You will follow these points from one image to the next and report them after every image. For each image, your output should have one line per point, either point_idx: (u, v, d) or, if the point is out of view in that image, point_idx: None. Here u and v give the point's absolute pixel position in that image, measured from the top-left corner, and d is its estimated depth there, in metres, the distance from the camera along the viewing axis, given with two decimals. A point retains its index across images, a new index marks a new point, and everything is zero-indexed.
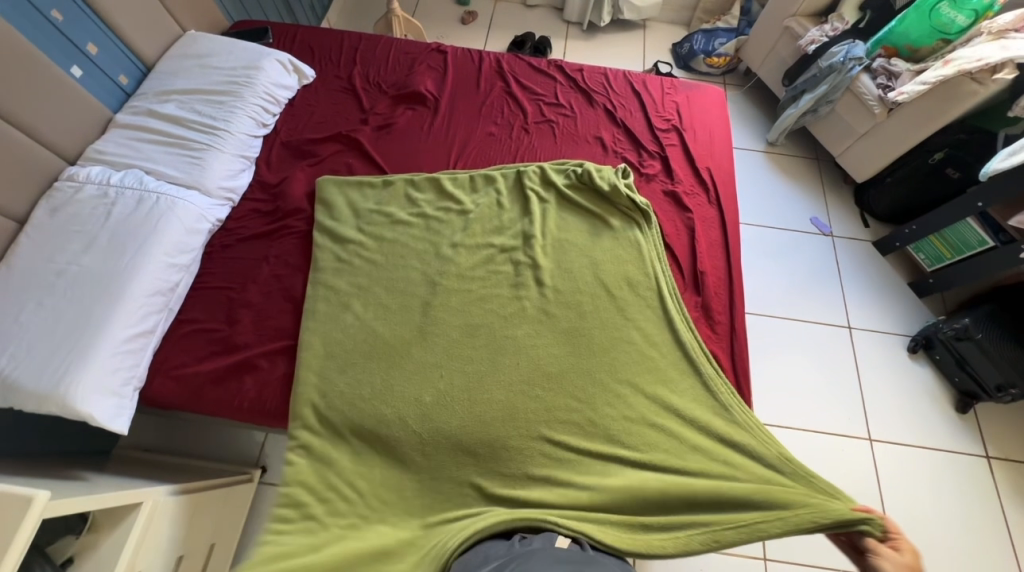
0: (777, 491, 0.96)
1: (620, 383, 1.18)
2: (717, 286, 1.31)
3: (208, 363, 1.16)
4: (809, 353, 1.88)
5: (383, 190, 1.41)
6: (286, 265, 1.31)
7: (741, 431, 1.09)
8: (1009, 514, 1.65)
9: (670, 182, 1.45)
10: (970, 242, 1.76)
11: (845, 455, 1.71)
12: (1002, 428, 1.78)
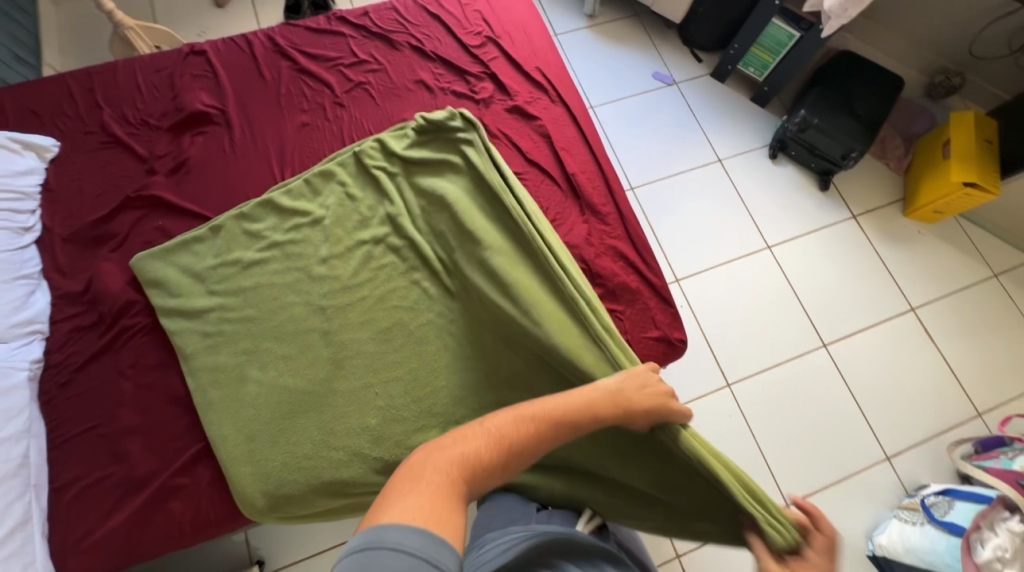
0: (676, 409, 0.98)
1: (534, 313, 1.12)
2: (592, 182, 1.32)
3: (119, 514, 1.00)
4: (699, 197, 2.02)
5: (215, 240, 1.20)
6: (150, 368, 1.11)
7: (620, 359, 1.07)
8: (881, 254, 1.98)
9: (509, 98, 1.38)
10: (782, 40, 1.90)
11: (756, 270, 1.92)
12: (857, 188, 2.06)
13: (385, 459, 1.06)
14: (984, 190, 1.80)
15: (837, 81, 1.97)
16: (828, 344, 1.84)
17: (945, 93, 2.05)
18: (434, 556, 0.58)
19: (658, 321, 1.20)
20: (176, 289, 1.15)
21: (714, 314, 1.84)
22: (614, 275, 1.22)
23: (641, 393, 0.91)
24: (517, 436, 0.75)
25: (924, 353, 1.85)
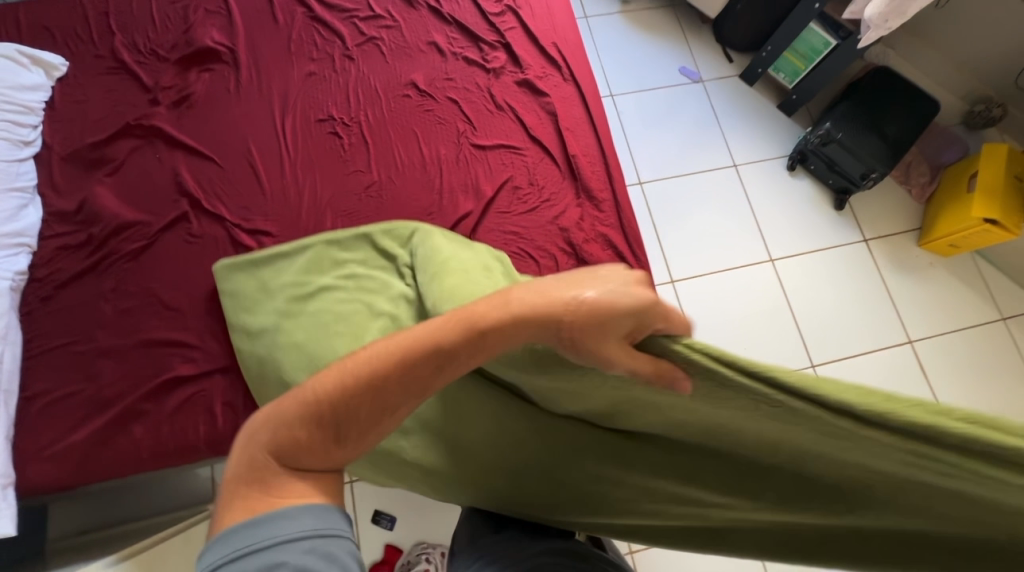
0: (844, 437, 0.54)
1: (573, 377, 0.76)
2: (593, 166, 1.29)
3: (84, 430, 1.02)
4: (708, 200, 1.97)
5: (297, 258, 1.14)
6: (131, 295, 1.12)
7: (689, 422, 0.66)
8: (887, 281, 1.92)
9: (520, 71, 1.35)
10: (816, 47, 1.82)
11: (754, 281, 1.88)
12: (873, 211, 2.00)
13: None
14: (1005, 228, 1.73)
15: (868, 98, 1.89)
16: (816, 365, 1.80)
17: (983, 125, 1.95)
18: (327, 521, 0.52)
19: None
20: (245, 298, 1.10)
21: (704, 320, 1.81)
22: (600, 263, 1.20)
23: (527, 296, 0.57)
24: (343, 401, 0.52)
25: (914, 387, 1.81)
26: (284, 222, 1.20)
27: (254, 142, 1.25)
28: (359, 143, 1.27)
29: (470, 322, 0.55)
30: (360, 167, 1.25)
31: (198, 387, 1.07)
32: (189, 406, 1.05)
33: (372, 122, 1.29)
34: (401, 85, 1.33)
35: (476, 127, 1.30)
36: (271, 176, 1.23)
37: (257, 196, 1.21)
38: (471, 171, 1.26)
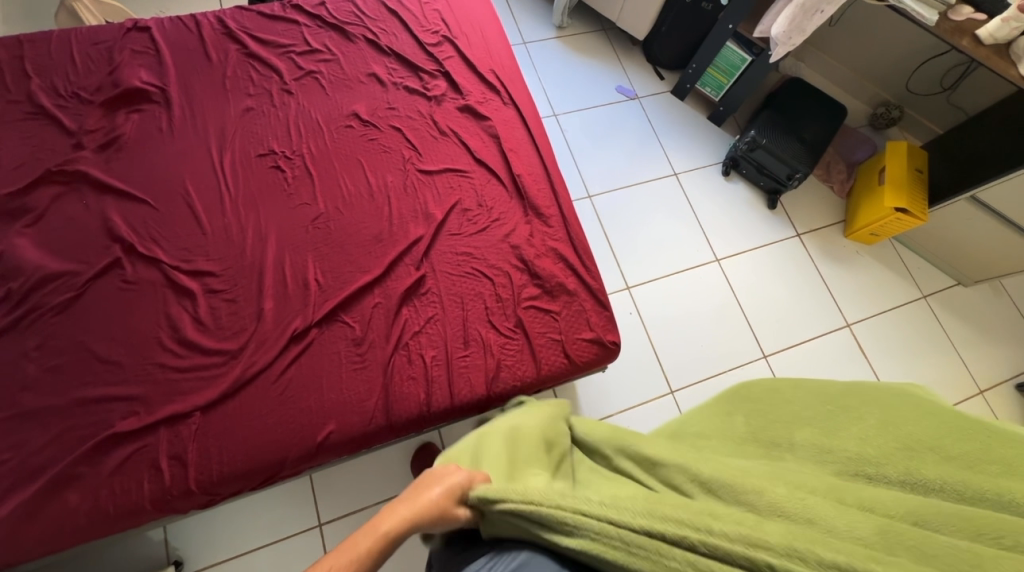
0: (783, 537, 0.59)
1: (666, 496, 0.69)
2: (539, 184, 1.33)
3: (7, 504, 0.93)
4: (653, 208, 2.07)
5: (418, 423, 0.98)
6: (60, 351, 1.05)
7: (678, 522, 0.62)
8: (822, 272, 2.07)
9: (461, 97, 1.39)
10: (735, 63, 1.99)
11: (704, 280, 1.97)
12: (803, 208, 2.16)
13: (309, 448, 1.04)
14: (914, 215, 1.92)
15: (786, 106, 2.06)
16: (768, 355, 1.90)
17: (886, 125, 2.18)
18: None
19: (592, 322, 1.21)
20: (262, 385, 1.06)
21: (661, 322, 1.89)
22: (552, 276, 1.23)
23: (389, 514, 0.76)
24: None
25: (856, 367, 1.94)
26: (227, 260, 1.16)
27: (191, 181, 1.22)
28: (304, 176, 1.26)
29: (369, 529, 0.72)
30: (305, 199, 1.24)
31: (141, 441, 1.00)
32: (131, 464, 0.99)
33: (316, 154, 1.29)
34: (343, 116, 1.34)
35: (422, 153, 1.32)
36: (212, 214, 1.20)
37: (197, 236, 1.17)
38: (419, 197, 1.28)
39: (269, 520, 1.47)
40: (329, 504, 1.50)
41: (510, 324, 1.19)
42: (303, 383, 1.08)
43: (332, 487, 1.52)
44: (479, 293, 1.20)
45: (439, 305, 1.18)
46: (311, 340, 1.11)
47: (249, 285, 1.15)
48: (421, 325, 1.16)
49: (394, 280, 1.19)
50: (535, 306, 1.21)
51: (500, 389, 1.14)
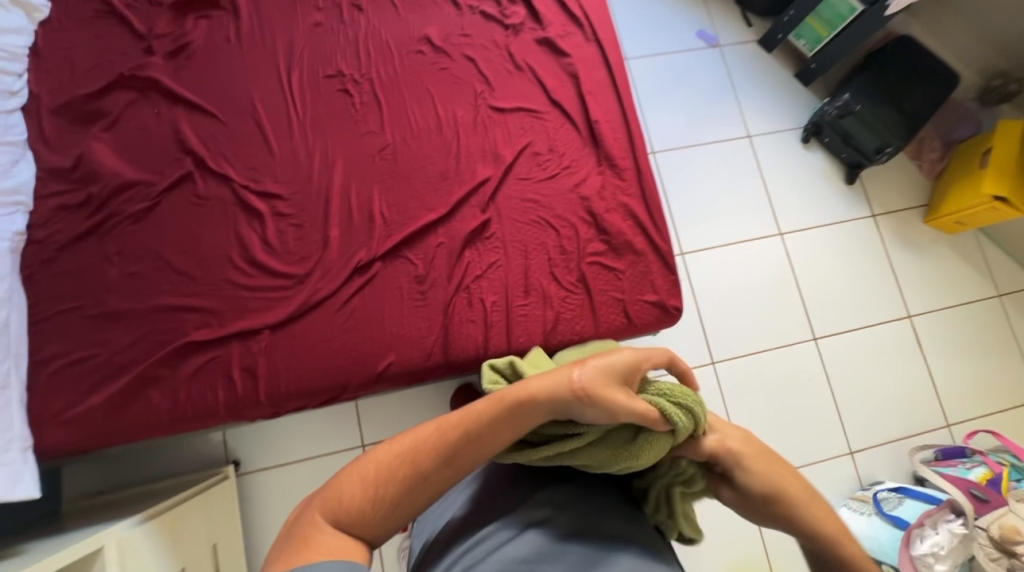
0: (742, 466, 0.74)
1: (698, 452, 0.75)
2: (615, 133, 1.25)
3: (97, 394, 1.01)
4: (720, 172, 1.93)
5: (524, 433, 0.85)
6: (138, 259, 1.08)
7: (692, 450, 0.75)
8: (892, 258, 1.94)
9: (540, 28, 1.28)
10: (842, 14, 1.77)
11: (764, 255, 1.88)
12: (883, 186, 1.99)
13: (371, 376, 1.08)
14: (1013, 206, 1.74)
15: (889, 68, 1.84)
16: (817, 338, 1.84)
17: (999, 101, 1.93)
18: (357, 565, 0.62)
19: (657, 286, 1.17)
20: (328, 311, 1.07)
21: (712, 293, 1.83)
22: (621, 233, 1.18)
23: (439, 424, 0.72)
24: (383, 477, 0.68)
25: (909, 360, 1.87)
26: (295, 184, 1.15)
27: (259, 98, 1.18)
28: (371, 102, 1.21)
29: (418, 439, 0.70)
30: (372, 128, 1.19)
31: (215, 352, 1.05)
32: (206, 372, 1.04)
33: (385, 80, 1.22)
34: (414, 40, 1.25)
35: (495, 89, 1.24)
36: (280, 135, 1.17)
37: (266, 157, 1.15)
38: (489, 135, 1.21)
39: (316, 437, 1.57)
40: (372, 430, 1.59)
41: (573, 278, 1.16)
42: (366, 314, 1.10)
43: (375, 414, 1.60)
44: (544, 243, 1.16)
45: (502, 251, 1.16)
46: (374, 273, 1.12)
47: (315, 211, 1.14)
48: (483, 269, 1.15)
49: (459, 220, 1.16)
50: (600, 262, 1.17)
51: (557, 341, 1.13)
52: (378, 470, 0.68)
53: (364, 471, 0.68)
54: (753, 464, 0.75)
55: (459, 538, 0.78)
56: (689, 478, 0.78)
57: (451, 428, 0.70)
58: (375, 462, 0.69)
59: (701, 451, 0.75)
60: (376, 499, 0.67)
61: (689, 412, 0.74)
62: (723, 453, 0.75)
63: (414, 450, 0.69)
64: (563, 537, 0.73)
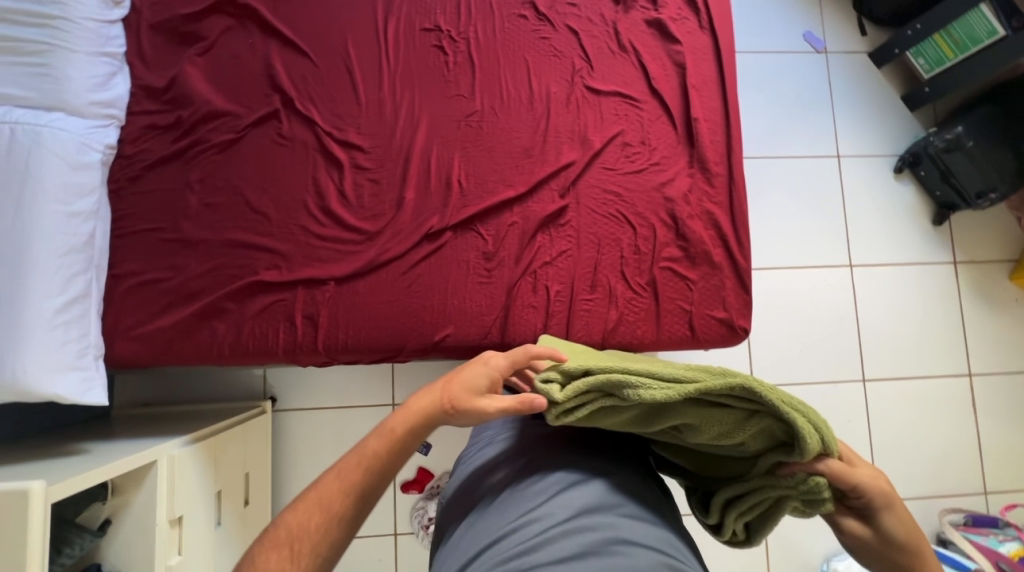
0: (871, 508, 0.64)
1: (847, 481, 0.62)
2: (712, 135, 1.17)
3: (167, 316, 1.04)
4: (798, 190, 1.82)
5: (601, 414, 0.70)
6: (217, 190, 1.08)
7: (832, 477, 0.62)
8: (965, 311, 1.82)
9: (652, 8, 1.20)
10: (976, 35, 1.60)
11: (828, 285, 1.79)
12: (972, 233, 1.85)
13: (426, 343, 1.08)
14: None
15: (1015, 106, 1.65)
16: (866, 380, 1.76)
17: None
18: None
19: (728, 303, 1.13)
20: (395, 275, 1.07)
21: (766, 315, 1.76)
22: (700, 243, 1.13)
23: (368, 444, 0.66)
24: (324, 502, 0.62)
25: (960, 420, 1.78)
26: (377, 138, 1.12)
27: (352, 42, 1.14)
28: (465, 63, 1.16)
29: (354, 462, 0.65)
30: (462, 91, 1.15)
31: (281, 295, 1.06)
32: (269, 313, 1.06)
33: (481, 42, 1.16)
34: (518, 3, 1.18)
35: (594, 68, 1.17)
36: (368, 85, 1.13)
37: (352, 105, 1.13)
38: (580, 117, 1.16)
39: (350, 387, 1.61)
40: (404, 391, 1.61)
41: (642, 280, 1.12)
42: (430, 282, 1.09)
43: (409, 376, 1.62)
44: (619, 240, 1.12)
45: (574, 241, 1.12)
46: (443, 243, 1.10)
47: (394, 170, 1.12)
48: (552, 256, 1.12)
49: (535, 202, 1.13)
50: (673, 269, 1.12)
51: (615, 341, 1.11)
52: (287, 536, 0.60)
53: (274, 542, 0.60)
54: (891, 497, 0.64)
55: (501, 490, 0.70)
56: (815, 500, 0.64)
57: (350, 470, 0.64)
58: (281, 530, 0.61)
59: (832, 473, 0.62)
60: (322, 525, 0.61)
61: (818, 429, 0.61)
62: (864, 485, 0.63)
63: (311, 503, 0.62)
64: (615, 503, 0.66)
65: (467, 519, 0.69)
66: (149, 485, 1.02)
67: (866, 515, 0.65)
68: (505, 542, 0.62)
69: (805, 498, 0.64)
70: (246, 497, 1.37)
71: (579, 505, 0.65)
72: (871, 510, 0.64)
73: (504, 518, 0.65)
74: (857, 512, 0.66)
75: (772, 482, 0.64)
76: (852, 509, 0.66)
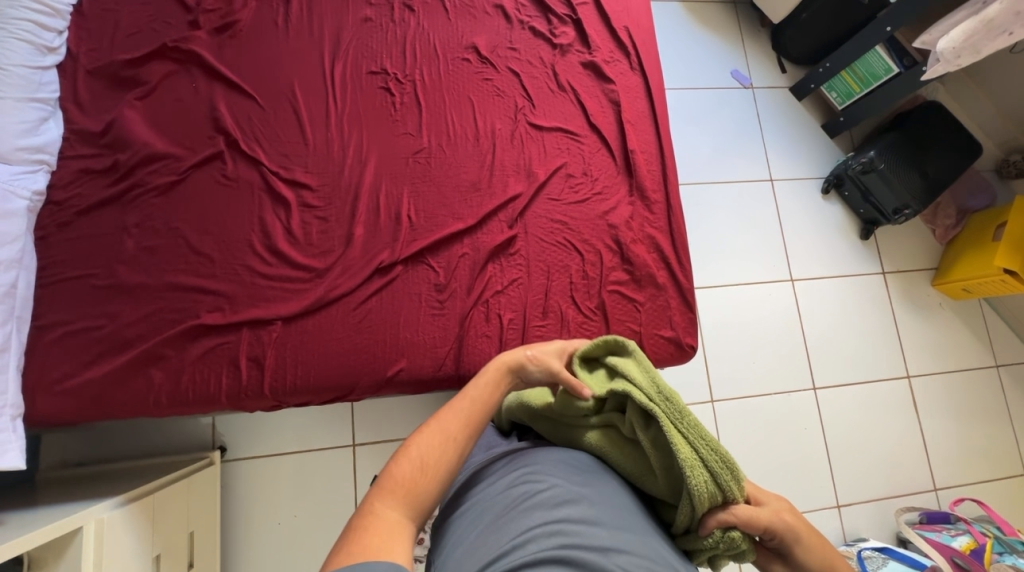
0: (790, 546, 0.69)
1: (759, 525, 0.68)
2: (649, 164, 1.25)
3: (98, 367, 0.98)
4: (739, 212, 1.94)
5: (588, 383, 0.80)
6: (156, 233, 1.05)
7: (746, 524, 0.67)
8: (897, 317, 1.96)
9: (587, 52, 1.30)
10: (877, 73, 1.79)
11: (773, 299, 1.89)
12: (895, 245, 2.01)
13: (379, 378, 1.06)
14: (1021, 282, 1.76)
15: (916, 132, 1.85)
16: (817, 389, 1.85)
17: (1016, 176, 1.95)
18: None
19: (675, 322, 1.17)
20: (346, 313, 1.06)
21: (719, 331, 1.83)
22: (644, 266, 1.18)
23: (479, 384, 0.76)
24: (445, 429, 0.69)
25: (904, 420, 1.87)
26: (325, 177, 1.13)
27: (299, 84, 1.17)
28: (412, 104, 1.20)
29: (465, 399, 0.74)
30: (410, 129, 1.19)
31: (224, 339, 1.02)
32: (212, 357, 1.02)
33: (427, 83, 1.22)
34: (461, 47, 1.25)
35: (536, 106, 1.24)
36: (316, 125, 1.15)
37: (299, 145, 1.14)
38: (525, 150, 1.21)
39: (307, 429, 1.54)
40: (364, 429, 1.56)
41: (592, 304, 1.15)
42: (381, 316, 1.08)
43: (370, 414, 1.57)
44: (567, 268, 1.16)
45: (524, 269, 1.15)
46: (394, 277, 1.10)
47: (343, 206, 1.13)
48: (504, 285, 1.14)
49: (486, 233, 1.15)
50: (621, 291, 1.17)
51: None
52: (415, 456, 0.66)
53: (405, 462, 0.65)
54: (798, 531, 0.69)
55: (495, 513, 0.66)
56: (739, 552, 0.69)
57: (463, 408, 0.72)
58: (412, 452, 0.66)
59: (741, 521, 0.67)
60: (440, 451, 0.67)
61: (710, 470, 0.66)
62: (772, 524, 0.68)
63: (438, 428, 0.69)
64: (618, 531, 0.62)
65: (460, 547, 0.64)
66: (72, 555, 0.93)
67: (782, 553, 0.70)
68: (502, 561, 0.57)
69: (729, 550, 0.69)
70: (190, 561, 1.26)
71: (574, 518, 0.61)
72: (789, 548, 0.69)
73: (500, 539, 0.61)
74: (777, 551, 0.71)
75: (696, 539, 0.69)
76: (772, 550, 0.71)
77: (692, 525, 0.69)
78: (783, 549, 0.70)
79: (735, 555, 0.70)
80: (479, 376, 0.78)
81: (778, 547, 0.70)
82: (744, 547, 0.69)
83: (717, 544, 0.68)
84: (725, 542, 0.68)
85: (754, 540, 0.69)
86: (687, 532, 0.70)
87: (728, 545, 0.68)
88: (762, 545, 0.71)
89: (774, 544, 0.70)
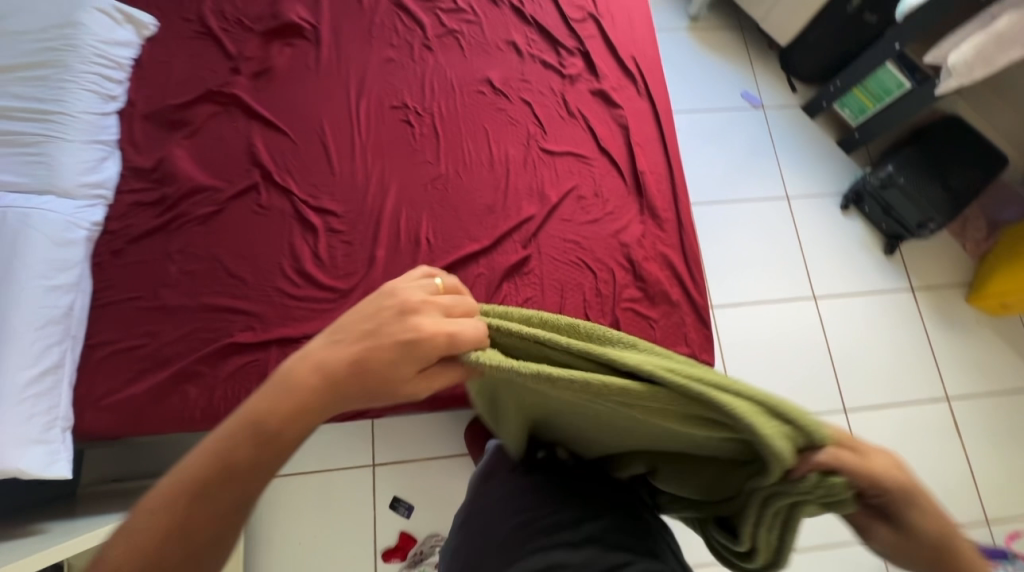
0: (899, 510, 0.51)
1: (866, 469, 0.49)
2: (659, 184, 1.28)
3: (141, 383, 1.05)
4: (756, 231, 1.94)
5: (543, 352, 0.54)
6: (197, 258, 1.14)
7: (845, 465, 0.49)
8: (931, 336, 1.88)
9: (596, 80, 1.36)
10: (889, 89, 1.79)
11: (797, 319, 1.85)
12: (923, 261, 1.96)
13: None
14: None
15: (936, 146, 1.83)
16: (848, 411, 1.78)
17: None
18: None
19: (690, 339, 1.17)
20: None
21: (740, 351, 1.80)
22: (657, 283, 1.19)
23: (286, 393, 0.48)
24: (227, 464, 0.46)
25: (944, 444, 1.78)
26: (349, 203, 1.21)
27: (327, 120, 1.26)
28: (430, 134, 1.28)
29: (264, 412, 0.47)
30: (428, 157, 1.26)
31: (254, 357, 1.08)
32: (242, 375, 1.07)
33: (444, 115, 1.30)
34: (476, 81, 1.34)
35: (547, 132, 1.30)
36: (342, 156, 1.24)
37: (326, 175, 1.22)
38: (539, 173, 1.26)
39: (330, 449, 1.58)
40: (384, 449, 1.58)
41: (606, 321, 1.16)
42: None
43: (390, 433, 1.60)
44: (581, 286, 1.18)
45: (538, 288, 1.18)
46: None
47: (366, 230, 1.19)
48: (519, 303, 1.17)
49: (501, 253, 1.20)
50: (634, 309, 1.18)
51: None
52: (175, 501, 0.45)
53: (152, 514, 0.45)
54: (912, 487, 0.51)
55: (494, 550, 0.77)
56: (837, 502, 0.51)
57: (262, 428, 0.47)
58: (169, 498, 0.45)
59: (845, 469, 0.49)
60: (216, 490, 0.46)
61: (783, 430, 0.48)
62: (881, 478, 0.50)
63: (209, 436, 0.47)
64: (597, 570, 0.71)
65: None
66: None
67: (889, 510, 0.53)
68: None
69: (826, 504, 0.52)
70: None
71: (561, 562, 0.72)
72: (893, 485, 0.51)
73: None
74: (885, 510, 0.53)
75: (781, 499, 0.52)
76: (874, 510, 0.54)
77: (770, 493, 0.52)
78: (893, 495, 0.51)
79: (826, 500, 0.51)
80: (290, 382, 0.48)
81: (883, 484, 0.51)
82: (836, 501, 0.50)
83: (811, 497, 0.50)
84: (821, 492, 0.49)
85: (859, 484, 0.50)
86: (768, 498, 0.53)
87: (824, 500, 0.50)
88: (869, 492, 0.52)
89: (878, 489, 0.51)
